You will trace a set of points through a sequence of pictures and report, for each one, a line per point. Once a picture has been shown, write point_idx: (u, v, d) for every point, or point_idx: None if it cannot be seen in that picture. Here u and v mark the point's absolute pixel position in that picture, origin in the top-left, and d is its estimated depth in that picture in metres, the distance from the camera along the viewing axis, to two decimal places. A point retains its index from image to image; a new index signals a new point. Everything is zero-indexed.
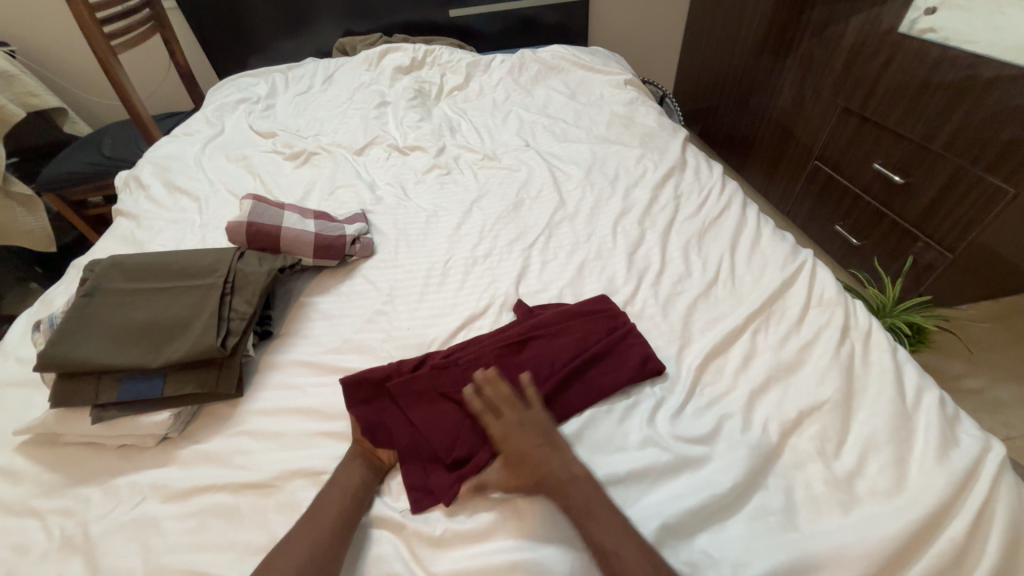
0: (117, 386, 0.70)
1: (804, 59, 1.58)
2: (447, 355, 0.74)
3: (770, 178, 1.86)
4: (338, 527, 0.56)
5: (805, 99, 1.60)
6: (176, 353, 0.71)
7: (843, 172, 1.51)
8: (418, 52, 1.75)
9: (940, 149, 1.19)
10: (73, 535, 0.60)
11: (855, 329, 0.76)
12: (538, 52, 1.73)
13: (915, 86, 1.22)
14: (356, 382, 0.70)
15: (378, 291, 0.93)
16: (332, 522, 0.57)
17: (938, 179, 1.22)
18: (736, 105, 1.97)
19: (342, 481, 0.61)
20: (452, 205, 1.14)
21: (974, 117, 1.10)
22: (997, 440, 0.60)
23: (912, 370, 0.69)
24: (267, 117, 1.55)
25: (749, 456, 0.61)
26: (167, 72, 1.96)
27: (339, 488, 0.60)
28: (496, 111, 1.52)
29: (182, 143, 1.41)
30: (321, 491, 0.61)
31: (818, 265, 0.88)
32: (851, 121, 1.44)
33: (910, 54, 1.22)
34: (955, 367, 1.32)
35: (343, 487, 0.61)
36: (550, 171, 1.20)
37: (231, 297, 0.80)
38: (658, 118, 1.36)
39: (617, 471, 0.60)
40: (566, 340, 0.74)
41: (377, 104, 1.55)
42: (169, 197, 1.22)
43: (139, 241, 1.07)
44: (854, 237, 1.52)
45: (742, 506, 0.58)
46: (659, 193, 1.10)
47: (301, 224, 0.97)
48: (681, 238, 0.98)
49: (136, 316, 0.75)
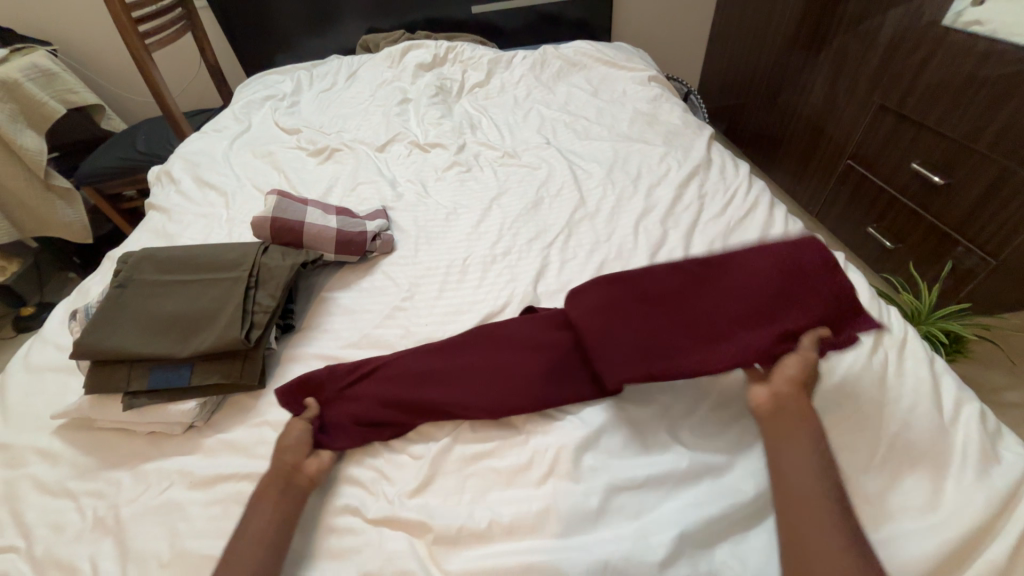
0: (147, 375, 0.72)
1: (837, 54, 1.52)
2: (390, 362, 0.76)
3: (799, 177, 1.79)
4: (281, 526, 0.56)
5: (838, 96, 1.54)
6: (204, 343, 0.73)
7: (877, 172, 1.45)
8: (440, 49, 1.76)
9: (984, 150, 1.13)
10: (105, 516, 0.63)
11: (889, 337, 0.73)
12: (561, 48, 1.71)
13: (958, 84, 1.16)
14: (299, 387, 0.74)
15: (397, 287, 0.93)
16: (271, 524, 0.56)
17: (981, 180, 1.15)
18: (764, 102, 1.91)
19: (279, 480, 0.60)
20: (472, 202, 1.13)
21: (1022, 116, 1.04)
22: None
23: (951, 381, 0.66)
24: (293, 114, 1.58)
25: None
26: (197, 70, 2.01)
27: (274, 487, 0.59)
28: (516, 108, 1.51)
29: (211, 139, 1.45)
30: (257, 491, 0.60)
31: (849, 269, 0.85)
32: (888, 118, 1.38)
33: (954, 48, 1.16)
34: (995, 379, 1.25)
35: (280, 487, 0.60)
36: (570, 169, 1.18)
37: (255, 291, 0.81)
38: (682, 116, 1.33)
39: (636, 475, 0.59)
40: (790, 299, 0.65)
41: (399, 101, 1.56)
42: (199, 191, 1.25)
43: (170, 235, 1.11)
44: (887, 240, 1.45)
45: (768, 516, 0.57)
46: (682, 192, 1.07)
47: (324, 220, 0.98)
48: (705, 239, 0.95)
49: (165, 307, 0.78)
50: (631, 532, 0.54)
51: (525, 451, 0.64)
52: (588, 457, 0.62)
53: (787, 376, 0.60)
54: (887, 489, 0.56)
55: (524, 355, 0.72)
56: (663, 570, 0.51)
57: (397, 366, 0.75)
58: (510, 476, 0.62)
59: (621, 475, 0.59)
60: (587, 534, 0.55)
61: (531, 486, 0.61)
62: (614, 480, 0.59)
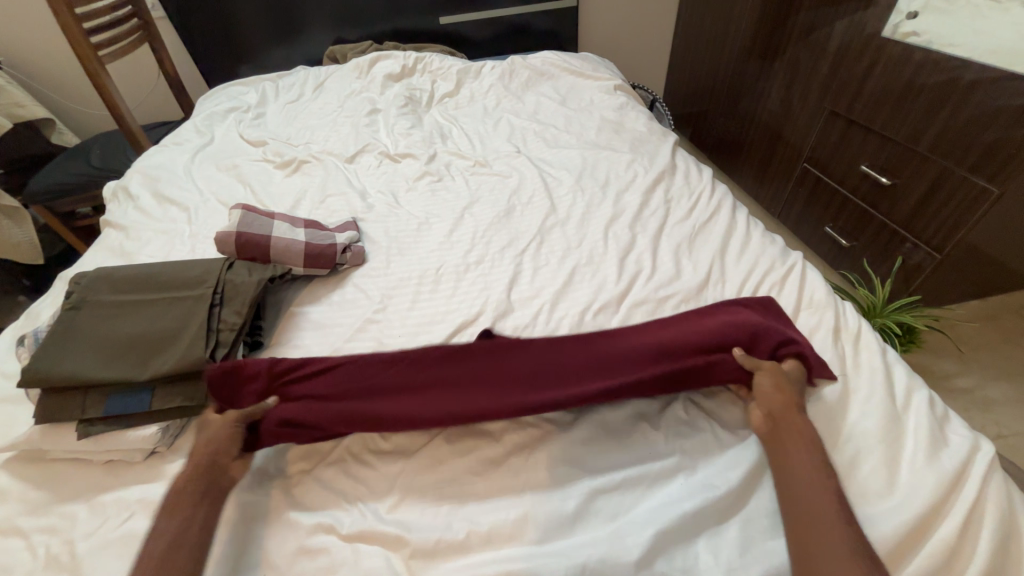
0: (104, 400, 0.69)
1: (790, 64, 1.60)
2: (347, 367, 0.75)
3: (760, 179, 1.87)
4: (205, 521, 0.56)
5: (793, 103, 1.62)
6: (165, 365, 0.70)
7: (830, 174, 1.53)
8: (408, 60, 1.76)
9: (925, 152, 1.21)
10: (58, 554, 0.59)
11: (845, 330, 0.77)
12: (529, 59, 1.74)
13: (899, 90, 1.24)
14: (228, 371, 0.73)
15: (369, 299, 0.92)
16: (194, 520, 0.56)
17: (923, 180, 1.23)
18: (725, 109, 1.99)
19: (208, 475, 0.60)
20: (444, 212, 1.13)
21: (957, 119, 1.12)
22: (986, 439, 0.61)
23: (901, 370, 0.70)
24: (258, 125, 1.55)
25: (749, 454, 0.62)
26: (156, 81, 1.95)
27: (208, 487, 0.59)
28: (486, 117, 1.52)
29: (171, 153, 1.40)
30: (172, 489, 0.58)
31: (806, 267, 0.89)
32: (838, 123, 1.46)
33: (893, 57, 1.24)
34: (945, 366, 1.33)
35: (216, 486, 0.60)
36: (541, 176, 1.20)
37: (220, 308, 0.79)
38: (647, 123, 1.37)
39: (613, 476, 0.61)
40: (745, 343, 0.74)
41: (368, 111, 1.55)
42: (159, 207, 1.21)
43: (128, 253, 1.06)
44: (843, 238, 1.53)
45: (742, 509, 0.58)
46: (649, 198, 1.10)
47: (292, 233, 0.96)
48: (672, 242, 0.98)
49: (122, 329, 0.74)
50: (608, 534, 0.55)
51: (502, 459, 0.64)
52: (568, 462, 0.63)
53: (768, 388, 0.64)
54: (850, 478, 0.59)
55: (485, 370, 0.74)
56: (640, 569, 0.52)
57: (343, 376, 0.74)
58: (488, 484, 0.62)
59: (600, 477, 0.61)
60: (566, 539, 0.56)
61: (508, 494, 0.61)
62: (593, 482, 0.60)
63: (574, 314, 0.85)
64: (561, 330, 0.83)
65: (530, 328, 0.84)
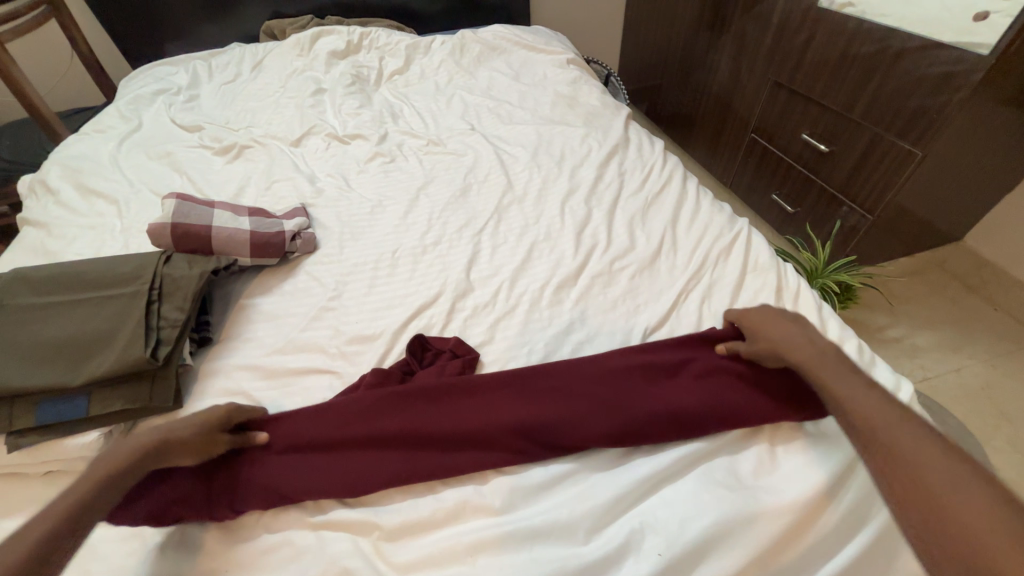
0: (34, 410, 0.64)
1: (737, 35, 1.63)
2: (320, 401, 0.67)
3: (712, 152, 1.92)
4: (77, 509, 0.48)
5: (741, 74, 1.66)
6: (101, 367, 0.66)
7: (776, 143, 1.58)
8: (354, 36, 1.68)
9: (859, 118, 1.27)
10: None
11: (786, 291, 0.82)
12: (479, 33, 1.69)
13: (835, 59, 1.29)
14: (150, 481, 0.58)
15: (323, 287, 0.89)
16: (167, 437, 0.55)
17: (857, 145, 1.30)
18: (678, 83, 2.01)
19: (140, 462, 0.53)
20: (398, 194, 1.10)
21: (885, 86, 1.18)
22: (906, 380, 0.68)
23: (835, 323, 0.76)
24: (191, 109, 1.44)
25: (699, 443, 0.62)
26: (70, 62, 1.77)
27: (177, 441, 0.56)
28: (439, 95, 1.48)
29: (94, 141, 1.29)
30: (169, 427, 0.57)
31: (752, 233, 0.94)
32: (781, 94, 1.51)
33: (830, 27, 1.29)
34: (879, 320, 1.43)
35: (30, 527, 0.45)
36: (496, 153, 1.19)
37: (159, 304, 0.75)
38: (600, 97, 1.38)
39: (567, 466, 0.61)
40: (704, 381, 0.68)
41: (313, 91, 1.47)
42: (84, 201, 1.11)
43: (51, 251, 0.98)
44: (789, 206, 1.60)
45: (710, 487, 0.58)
46: (603, 171, 1.11)
47: (234, 222, 0.91)
48: (627, 214, 1.00)
49: (49, 333, 0.69)
50: (570, 501, 0.57)
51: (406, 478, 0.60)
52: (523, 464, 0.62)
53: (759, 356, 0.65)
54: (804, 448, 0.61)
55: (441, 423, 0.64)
56: (589, 538, 0.54)
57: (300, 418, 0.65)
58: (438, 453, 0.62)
59: (563, 466, 0.61)
60: (534, 506, 0.58)
61: (471, 484, 0.60)
62: (548, 472, 0.60)
63: (534, 289, 0.86)
64: (520, 307, 0.83)
65: (493, 305, 0.84)
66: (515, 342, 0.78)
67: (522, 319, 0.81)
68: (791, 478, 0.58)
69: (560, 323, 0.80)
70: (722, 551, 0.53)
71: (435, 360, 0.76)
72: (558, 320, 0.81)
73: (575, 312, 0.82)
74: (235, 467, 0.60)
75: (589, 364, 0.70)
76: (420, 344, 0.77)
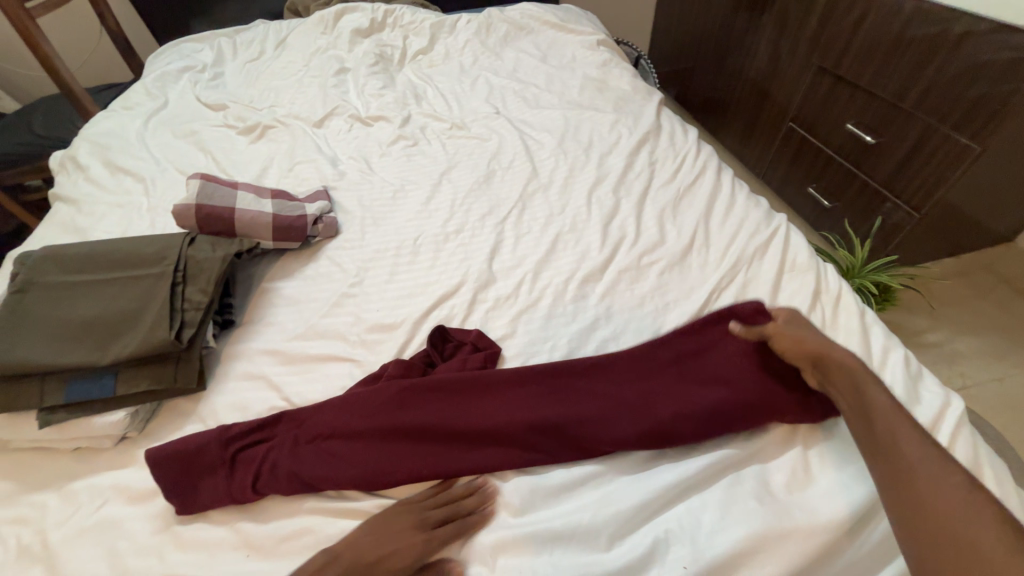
0: (64, 387, 0.65)
1: (780, 16, 1.53)
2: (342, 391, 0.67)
3: (745, 140, 1.84)
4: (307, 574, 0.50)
5: (781, 58, 1.57)
6: (126, 348, 0.66)
7: (816, 133, 1.50)
8: (378, 13, 1.63)
9: (911, 108, 1.18)
10: (30, 544, 0.57)
11: (826, 293, 0.77)
12: (506, 11, 1.63)
13: (889, 43, 1.20)
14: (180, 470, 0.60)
15: (344, 273, 0.88)
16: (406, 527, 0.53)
17: (908, 137, 1.21)
18: (712, 66, 1.92)
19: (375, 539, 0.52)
20: (420, 179, 1.08)
21: (944, 73, 1.10)
22: (955, 395, 0.64)
23: (879, 330, 0.72)
24: (215, 87, 1.43)
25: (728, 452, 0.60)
26: (99, 38, 1.78)
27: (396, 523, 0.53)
28: (463, 76, 1.44)
29: (121, 118, 1.29)
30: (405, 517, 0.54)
31: (790, 229, 0.89)
32: (825, 80, 1.42)
33: (885, 8, 1.19)
34: (917, 323, 1.36)
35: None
36: (521, 139, 1.15)
37: (183, 287, 0.74)
38: (632, 81, 1.31)
39: (591, 468, 0.59)
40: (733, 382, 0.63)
41: (336, 71, 1.44)
42: (112, 178, 1.12)
43: (81, 228, 0.99)
44: (826, 200, 1.52)
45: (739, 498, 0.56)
46: (633, 160, 1.07)
47: (257, 204, 0.90)
48: (656, 206, 0.96)
49: (77, 311, 0.70)
50: (593, 504, 0.55)
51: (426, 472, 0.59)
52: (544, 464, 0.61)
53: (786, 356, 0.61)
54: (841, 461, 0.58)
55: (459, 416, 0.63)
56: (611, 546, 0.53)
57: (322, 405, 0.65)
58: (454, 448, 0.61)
59: (586, 468, 0.59)
60: (553, 508, 0.56)
61: (491, 483, 0.59)
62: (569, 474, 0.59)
63: (558, 282, 0.83)
64: (543, 301, 0.81)
65: (515, 297, 0.82)
66: (538, 337, 0.76)
67: (546, 313, 0.79)
68: (827, 495, 0.55)
69: (585, 318, 0.78)
70: (754, 567, 0.51)
71: (456, 352, 0.75)
72: (583, 315, 0.79)
73: (600, 308, 0.79)
74: (260, 453, 0.61)
75: (611, 361, 0.68)
76: (441, 335, 0.76)
